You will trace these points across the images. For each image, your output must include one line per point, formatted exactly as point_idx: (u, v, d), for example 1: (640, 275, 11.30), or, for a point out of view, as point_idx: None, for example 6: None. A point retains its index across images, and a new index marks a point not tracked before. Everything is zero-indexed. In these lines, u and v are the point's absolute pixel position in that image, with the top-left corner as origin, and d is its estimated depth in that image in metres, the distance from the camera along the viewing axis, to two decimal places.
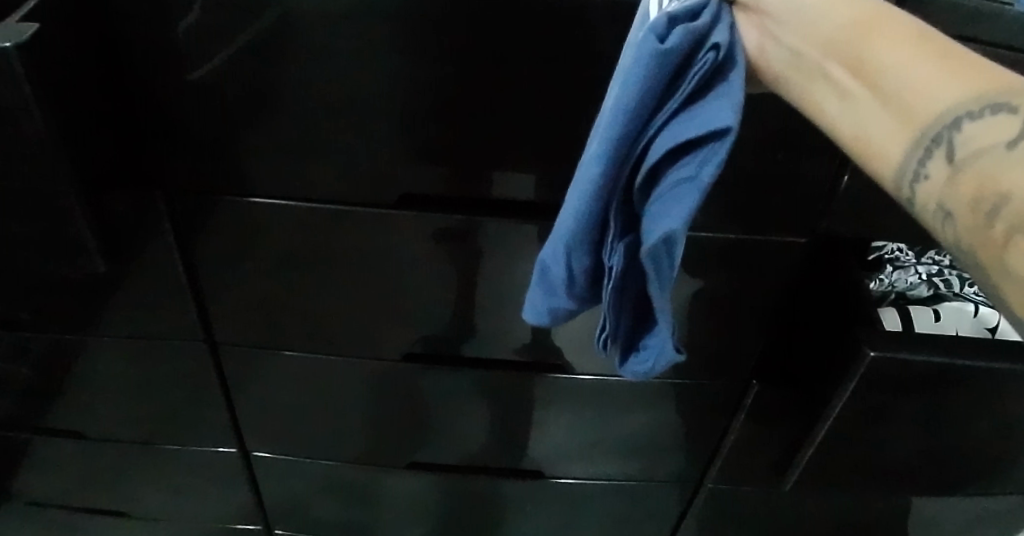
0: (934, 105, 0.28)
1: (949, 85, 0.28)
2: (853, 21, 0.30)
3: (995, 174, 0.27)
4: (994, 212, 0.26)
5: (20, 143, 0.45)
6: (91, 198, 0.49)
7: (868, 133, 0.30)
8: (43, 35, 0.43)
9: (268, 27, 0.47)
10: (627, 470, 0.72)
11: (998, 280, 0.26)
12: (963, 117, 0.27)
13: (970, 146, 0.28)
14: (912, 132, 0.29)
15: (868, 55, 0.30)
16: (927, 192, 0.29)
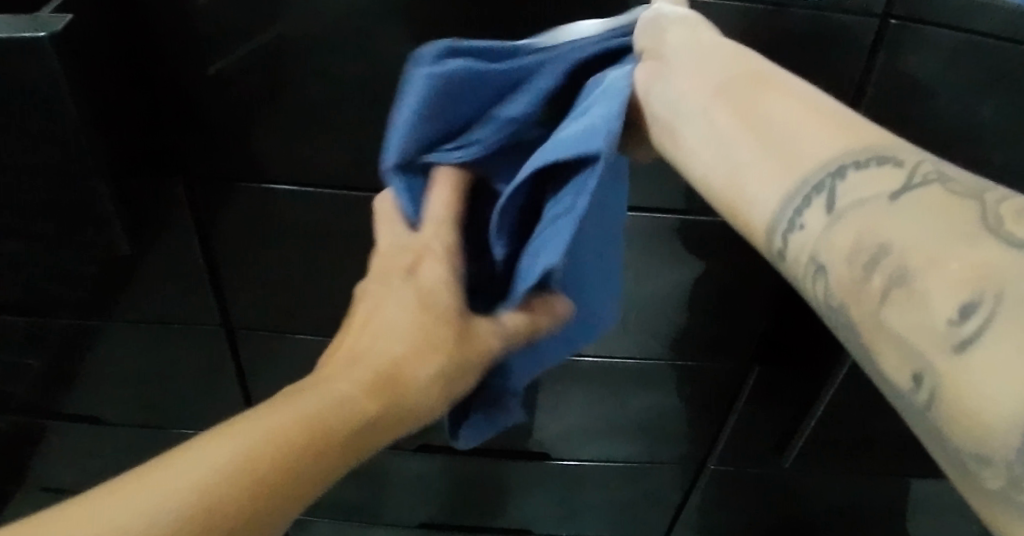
0: (816, 156, 0.32)
1: (828, 139, 0.32)
2: (747, 77, 0.36)
3: (876, 222, 0.29)
4: (875, 262, 0.28)
5: (51, 131, 0.47)
6: (117, 183, 0.52)
7: (750, 179, 0.34)
8: (73, 24, 0.45)
9: (283, 17, 0.50)
10: (630, 451, 0.73)
11: (870, 335, 0.28)
12: (847, 167, 0.31)
13: (851, 197, 0.30)
14: (793, 180, 0.33)
15: (758, 109, 0.35)
16: (801, 240, 0.32)
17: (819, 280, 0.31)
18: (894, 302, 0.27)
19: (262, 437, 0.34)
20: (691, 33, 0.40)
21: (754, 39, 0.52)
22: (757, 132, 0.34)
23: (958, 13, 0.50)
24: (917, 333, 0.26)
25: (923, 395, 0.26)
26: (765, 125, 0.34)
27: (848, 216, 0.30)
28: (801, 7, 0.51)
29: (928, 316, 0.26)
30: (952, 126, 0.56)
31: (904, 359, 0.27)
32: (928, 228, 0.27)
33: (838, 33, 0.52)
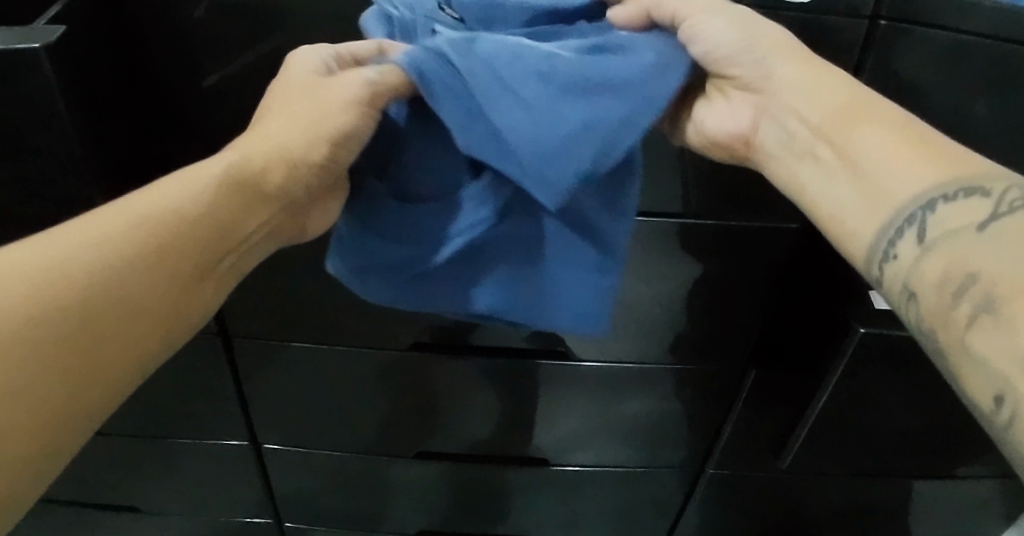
0: (906, 188, 0.37)
1: (921, 172, 0.37)
2: (847, 104, 0.41)
3: (964, 251, 0.33)
4: (963, 288, 0.32)
5: (45, 143, 0.47)
6: (112, 195, 0.52)
7: (846, 212, 0.40)
8: (68, 36, 0.46)
9: (280, 29, 0.51)
10: (631, 456, 0.73)
11: (958, 357, 0.32)
12: (938, 199, 0.36)
13: (940, 227, 0.35)
14: (884, 212, 0.38)
15: (851, 141, 0.40)
16: (896, 268, 0.37)
17: (912, 306, 0.35)
18: (979, 327, 0.31)
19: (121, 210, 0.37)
20: (805, 56, 0.44)
21: None
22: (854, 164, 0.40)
23: (949, 11, 0.50)
24: (997, 357, 0.30)
25: (1004, 414, 0.29)
26: (858, 158, 0.39)
27: (939, 246, 0.35)
28: (793, 11, 0.51)
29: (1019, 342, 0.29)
30: (945, 126, 0.56)
31: (985, 383, 0.30)
32: (1007, 254, 0.31)
33: (831, 36, 0.52)
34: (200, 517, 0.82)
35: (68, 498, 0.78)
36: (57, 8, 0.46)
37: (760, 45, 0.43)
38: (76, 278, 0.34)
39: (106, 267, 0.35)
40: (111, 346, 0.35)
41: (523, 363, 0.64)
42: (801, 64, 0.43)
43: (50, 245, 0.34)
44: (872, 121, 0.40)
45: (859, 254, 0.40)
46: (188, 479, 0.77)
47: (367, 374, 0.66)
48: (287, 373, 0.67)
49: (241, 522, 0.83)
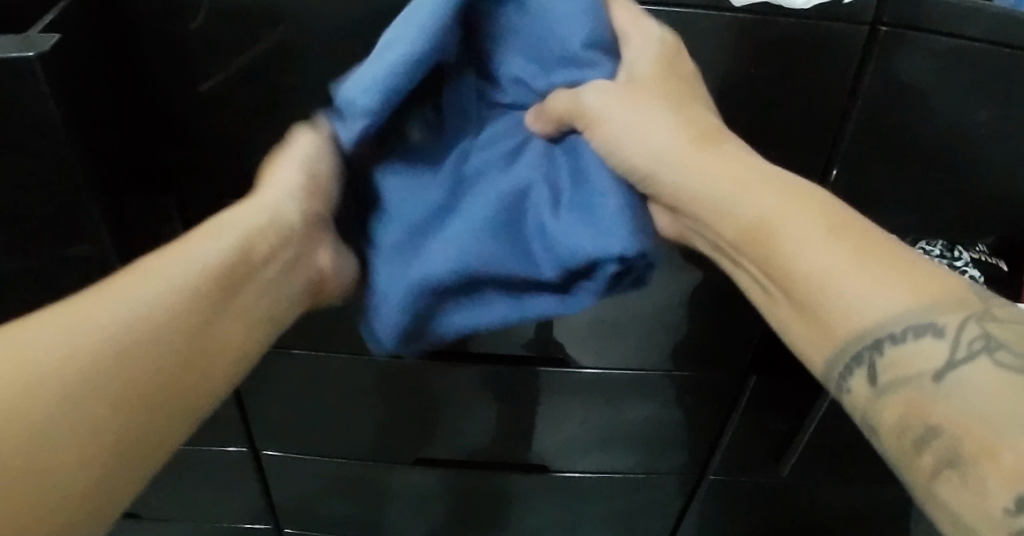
0: (854, 322, 0.37)
1: (880, 295, 0.36)
2: (767, 221, 0.40)
3: (923, 401, 0.34)
4: (924, 441, 0.34)
5: (40, 151, 0.47)
6: (108, 202, 0.52)
7: (793, 335, 0.40)
8: (63, 44, 0.45)
9: (277, 36, 0.50)
10: (631, 462, 0.72)
11: (917, 485, 0.35)
12: (887, 337, 0.36)
13: (892, 373, 0.36)
14: (835, 343, 0.38)
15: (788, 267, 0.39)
16: (853, 399, 0.38)
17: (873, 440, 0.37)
18: (946, 482, 0.33)
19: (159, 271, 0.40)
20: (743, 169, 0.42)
21: (746, 51, 0.52)
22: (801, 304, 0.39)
23: (949, 19, 0.50)
24: (968, 510, 0.32)
25: None
26: (793, 287, 0.38)
27: (892, 392, 0.36)
28: (794, 18, 0.51)
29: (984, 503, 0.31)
30: (946, 133, 0.56)
31: (956, 524, 0.33)
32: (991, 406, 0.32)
33: (832, 43, 0.52)
34: (198, 523, 0.82)
35: None
36: (52, 16, 0.46)
37: (659, 135, 0.42)
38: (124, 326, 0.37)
39: (156, 318, 0.38)
40: (175, 386, 0.38)
41: (523, 370, 0.64)
42: (728, 172, 0.41)
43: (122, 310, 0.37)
44: (872, 250, 0.37)
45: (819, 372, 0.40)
46: (187, 485, 0.77)
47: (366, 380, 0.66)
48: (285, 379, 0.67)
49: (240, 528, 0.83)
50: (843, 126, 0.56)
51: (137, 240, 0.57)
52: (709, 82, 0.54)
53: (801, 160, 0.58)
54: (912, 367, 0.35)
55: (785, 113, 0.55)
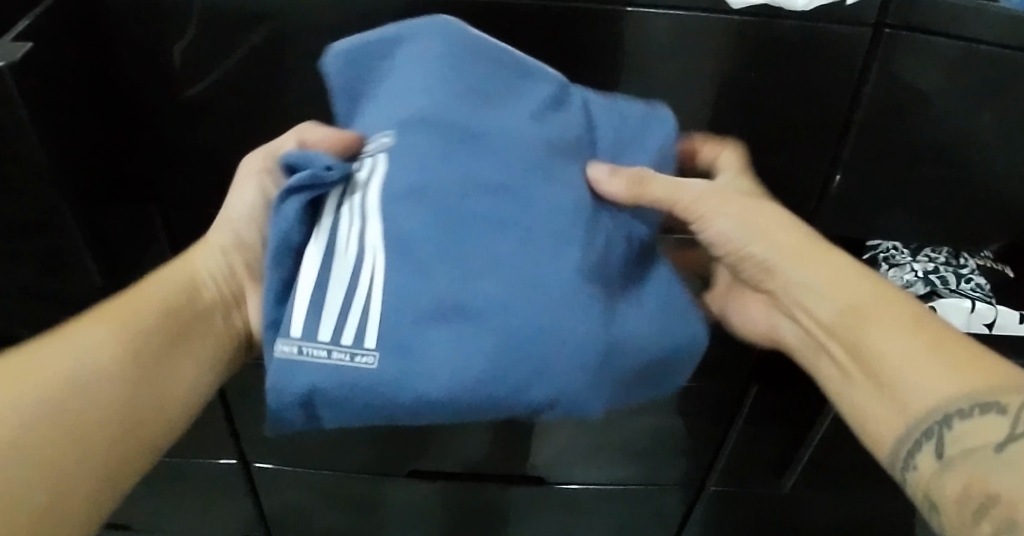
0: (932, 399, 0.40)
1: (946, 381, 0.39)
2: (858, 303, 0.44)
3: (986, 472, 0.37)
4: (981, 510, 0.36)
5: (13, 163, 0.46)
6: (87, 212, 0.50)
7: (863, 417, 0.43)
8: (35, 52, 0.44)
9: (261, 40, 0.49)
10: (630, 474, 0.71)
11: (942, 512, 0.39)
12: (956, 412, 0.39)
13: (957, 446, 0.39)
14: (905, 419, 0.41)
15: (861, 348, 0.43)
16: (918, 477, 0.41)
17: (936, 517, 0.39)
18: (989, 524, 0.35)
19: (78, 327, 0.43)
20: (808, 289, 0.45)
21: (744, 53, 0.50)
22: (877, 377, 0.42)
23: (954, 21, 0.48)
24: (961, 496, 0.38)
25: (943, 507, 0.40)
26: (877, 363, 0.42)
27: (960, 463, 0.38)
28: (794, 20, 0.49)
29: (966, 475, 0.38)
30: (950, 138, 0.54)
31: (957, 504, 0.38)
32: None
33: (833, 47, 0.50)
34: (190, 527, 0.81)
35: None
36: (24, 24, 0.44)
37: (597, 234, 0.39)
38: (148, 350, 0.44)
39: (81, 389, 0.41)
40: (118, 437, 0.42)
41: None
42: (834, 281, 0.45)
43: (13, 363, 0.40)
44: (864, 319, 0.43)
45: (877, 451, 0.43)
46: (177, 498, 0.76)
47: None
48: None
49: None
50: (847, 129, 0.54)
51: (120, 253, 0.56)
52: (707, 86, 0.52)
53: (801, 165, 0.56)
54: (881, 440, 0.42)
55: (785, 117, 0.54)
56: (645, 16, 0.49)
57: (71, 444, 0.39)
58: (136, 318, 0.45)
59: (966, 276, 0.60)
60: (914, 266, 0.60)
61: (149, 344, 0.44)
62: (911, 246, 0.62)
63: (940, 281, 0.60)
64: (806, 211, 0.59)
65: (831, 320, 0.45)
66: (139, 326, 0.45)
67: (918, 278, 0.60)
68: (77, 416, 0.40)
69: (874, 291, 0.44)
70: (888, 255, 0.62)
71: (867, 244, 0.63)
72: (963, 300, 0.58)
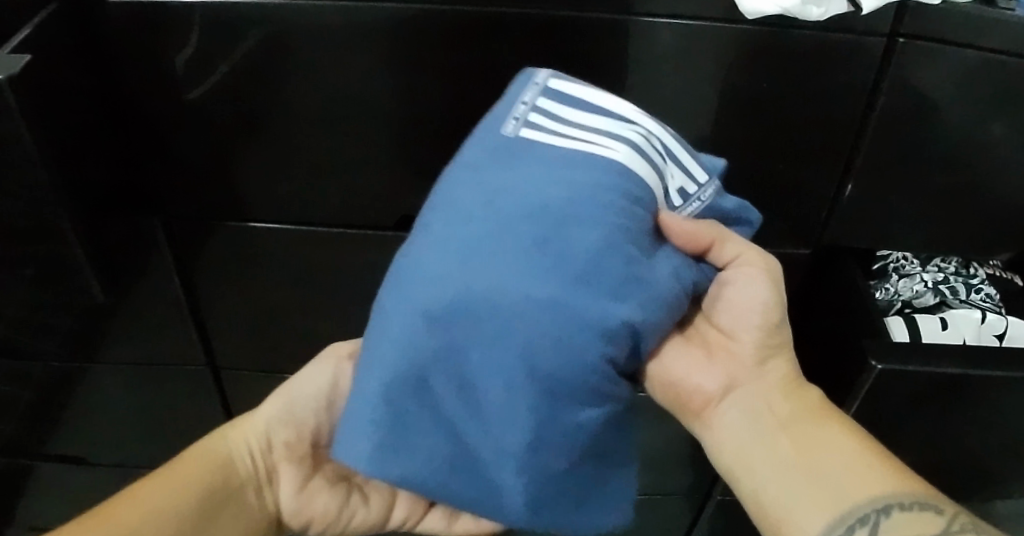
0: (859, 493, 0.40)
1: (873, 476, 0.41)
2: (804, 408, 0.44)
3: None
4: None
5: (11, 175, 0.44)
6: (86, 223, 0.49)
7: (790, 509, 0.41)
8: (34, 63, 0.43)
9: (263, 47, 0.47)
10: (636, 483, 0.71)
11: None
12: (885, 505, 0.39)
13: (892, 534, 0.38)
14: (836, 511, 0.40)
15: (812, 450, 0.42)
16: None
17: None
18: None
19: (239, 431, 0.50)
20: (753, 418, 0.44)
21: (756, 62, 0.50)
22: (808, 466, 0.42)
23: (967, 31, 0.48)
24: None
25: None
26: (814, 454, 0.42)
27: None
28: (806, 28, 0.48)
29: None
30: (961, 149, 0.53)
31: None
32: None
33: (845, 55, 0.49)
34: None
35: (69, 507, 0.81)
36: (23, 33, 0.43)
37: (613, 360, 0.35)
38: (214, 451, 0.49)
39: None
40: None
41: None
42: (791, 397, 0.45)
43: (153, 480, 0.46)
44: (812, 422, 0.44)
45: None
46: None
47: None
48: None
49: None
50: (862, 134, 0.53)
51: (120, 263, 0.55)
52: (717, 96, 0.51)
53: (814, 173, 0.56)
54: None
55: (796, 125, 0.53)
56: (655, 22, 0.48)
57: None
58: (213, 473, 0.48)
59: (975, 287, 0.60)
60: (924, 276, 0.60)
61: (231, 454, 0.49)
62: (921, 256, 0.61)
63: (950, 292, 0.59)
64: (814, 221, 0.59)
65: (783, 414, 0.44)
66: (216, 435, 0.50)
67: (928, 288, 0.60)
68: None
69: (818, 403, 0.45)
70: (898, 265, 0.61)
71: (877, 254, 0.62)
72: (974, 311, 0.58)
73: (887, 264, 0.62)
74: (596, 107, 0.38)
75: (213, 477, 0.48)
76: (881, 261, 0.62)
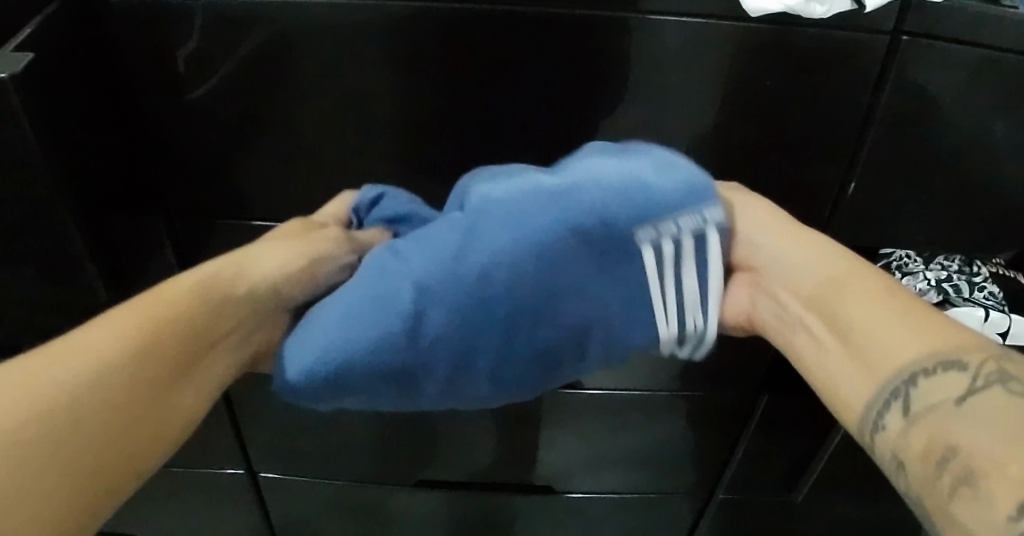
0: (894, 360, 0.39)
1: (908, 341, 0.39)
2: (832, 275, 0.44)
3: (947, 424, 0.35)
4: (944, 461, 0.34)
5: (14, 175, 0.45)
6: (91, 223, 0.49)
7: (841, 388, 0.42)
8: (36, 61, 0.43)
9: (264, 45, 0.47)
10: (639, 483, 0.71)
11: (941, 519, 0.33)
12: (920, 370, 0.38)
13: (923, 401, 0.37)
14: (875, 382, 0.39)
15: (838, 315, 0.42)
16: (886, 438, 0.38)
17: (903, 477, 0.36)
18: (962, 497, 0.32)
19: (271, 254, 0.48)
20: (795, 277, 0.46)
21: (757, 60, 0.50)
22: (847, 339, 0.42)
23: (972, 29, 0.47)
24: (929, 466, 0.35)
25: (941, 482, 0.33)
26: (847, 329, 0.42)
27: (924, 418, 0.36)
28: (809, 26, 0.48)
29: (926, 426, 0.36)
30: (964, 146, 0.53)
31: (927, 473, 0.35)
32: (994, 431, 0.32)
33: (848, 53, 0.49)
34: (197, 524, 0.82)
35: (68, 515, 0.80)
36: (25, 33, 0.43)
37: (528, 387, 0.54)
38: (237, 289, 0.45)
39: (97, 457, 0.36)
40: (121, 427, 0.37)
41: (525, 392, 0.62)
42: (800, 245, 0.47)
43: (95, 332, 0.38)
44: (846, 292, 0.43)
45: (854, 425, 0.41)
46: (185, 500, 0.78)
47: None
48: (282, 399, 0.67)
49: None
50: (864, 132, 0.53)
51: (123, 263, 0.55)
52: (718, 94, 0.51)
53: (815, 172, 0.56)
54: (847, 413, 0.41)
55: (799, 123, 0.53)
56: (659, 19, 0.48)
57: (119, 434, 0.36)
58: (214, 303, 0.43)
59: (979, 285, 0.60)
60: (927, 275, 0.60)
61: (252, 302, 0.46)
62: (923, 255, 0.61)
63: (953, 290, 0.59)
64: (815, 219, 0.58)
65: (808, 294, 0.45)
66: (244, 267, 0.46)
67: (931, 287, 0.60)
68: (84, 420, 0.35)
69: (847, 269, 0.44)
70: (901, 264, 0.61)
71: (880, 253, 0.62)
72: (977, 309, 0.58)
73: (890, 263, 0.61)
74: (696, 274, 0.48)
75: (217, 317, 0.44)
76: (884, 260, 0.62)
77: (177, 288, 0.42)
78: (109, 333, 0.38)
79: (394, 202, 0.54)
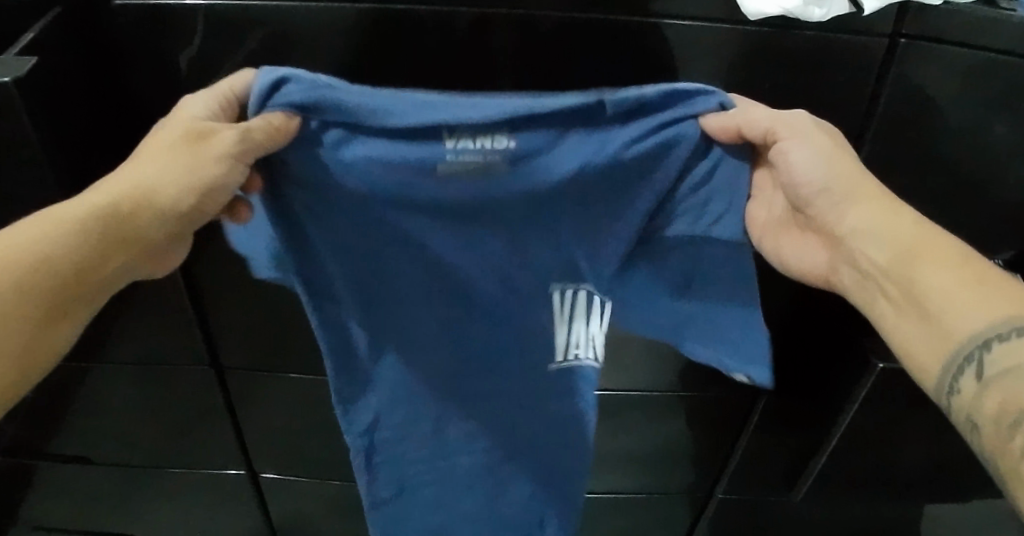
0: (969, 328, 0.39)
1: (981, 312, 0.39)
2: (914, 239, 0.42)
3: (1017, 392, 0.37)
4: (1017, 423, 0.36)
5: (18, 178, 0.45)
6: None
7: (916, 352, 0.42)
8: (39, 65, 0.43)
9: (267, 48, 0.48)
10: (638, 483, 0.71)
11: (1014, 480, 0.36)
12: (994, 338, 0.39)
13: (996, 366, 0.38)
14: (950, 348, 0.40)
15: (917, 283, 0.41)
16: (960, 401, 0.40)
17: (976, 437, 0.39)
18: None
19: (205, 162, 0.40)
20: (869, 239, 0.43)
21: (756, 62, 0.50)
22: (924, 308, 0.41)
23: (969, 31, 0.48)
24: (993, 434, 0.38)
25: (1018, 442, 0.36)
26: (924, 298, 0.41)
27: (997, 383, 0.38)
28: (809, 28, 0.48)
29: (1002, 389, 0.38)
30: (960, 147, 0.53)
31: (1000, 431, 0.37)
32: None
33: (844, 54, 0.50)
34: (199, 524, 0.83)
35: (72, 512, 0.81)
36: (27, 38, 0.43)
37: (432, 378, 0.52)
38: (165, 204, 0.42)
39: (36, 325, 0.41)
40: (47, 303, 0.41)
41: None
42: (881, 209, 0.43)
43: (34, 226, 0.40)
44: (922, 256, 0.42)
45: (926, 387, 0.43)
46: (188, 499, 0.79)
47: None
48: (284, 399, 0.67)
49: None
50: (863, 133, 0.54)
51: None
52: None
53: None
54: (924, 374, 0.42)
55: None
56: (656, 21, 0.48)
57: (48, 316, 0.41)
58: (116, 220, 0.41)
59: None
60: None
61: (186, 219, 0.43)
62: None
63: None
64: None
65: (887, 261, 0.43)
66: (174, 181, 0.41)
67: None
68: (18, 310, 0.40)
69: (924, 233, 0.42)
70: None
71: None
72: None
73: None
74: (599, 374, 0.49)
75: (139, 234, 0.42)
76: None
77: (99, 200, 0.41)
78: (34, 238, 0.40)
79: (301, 87, 0.37)
